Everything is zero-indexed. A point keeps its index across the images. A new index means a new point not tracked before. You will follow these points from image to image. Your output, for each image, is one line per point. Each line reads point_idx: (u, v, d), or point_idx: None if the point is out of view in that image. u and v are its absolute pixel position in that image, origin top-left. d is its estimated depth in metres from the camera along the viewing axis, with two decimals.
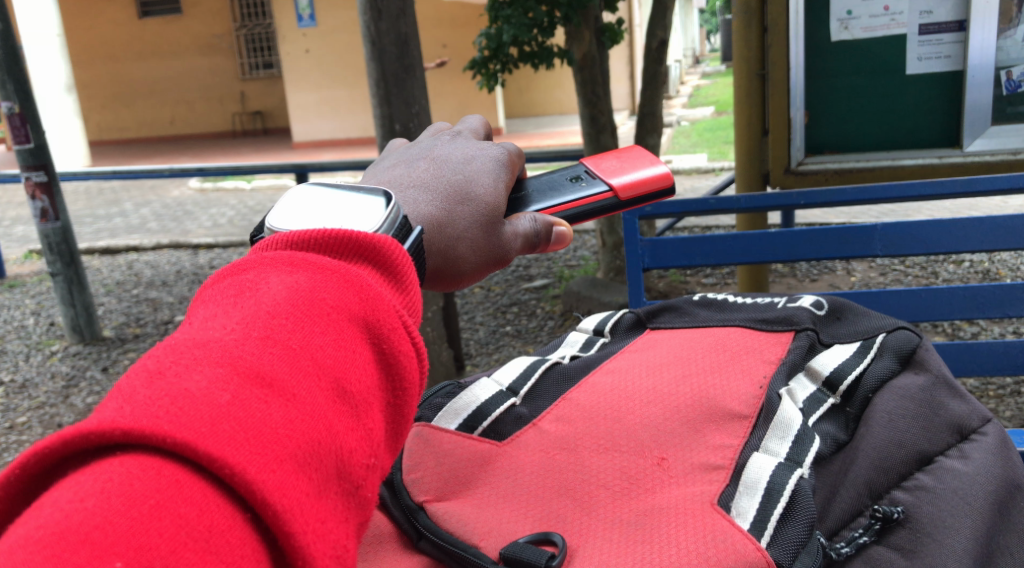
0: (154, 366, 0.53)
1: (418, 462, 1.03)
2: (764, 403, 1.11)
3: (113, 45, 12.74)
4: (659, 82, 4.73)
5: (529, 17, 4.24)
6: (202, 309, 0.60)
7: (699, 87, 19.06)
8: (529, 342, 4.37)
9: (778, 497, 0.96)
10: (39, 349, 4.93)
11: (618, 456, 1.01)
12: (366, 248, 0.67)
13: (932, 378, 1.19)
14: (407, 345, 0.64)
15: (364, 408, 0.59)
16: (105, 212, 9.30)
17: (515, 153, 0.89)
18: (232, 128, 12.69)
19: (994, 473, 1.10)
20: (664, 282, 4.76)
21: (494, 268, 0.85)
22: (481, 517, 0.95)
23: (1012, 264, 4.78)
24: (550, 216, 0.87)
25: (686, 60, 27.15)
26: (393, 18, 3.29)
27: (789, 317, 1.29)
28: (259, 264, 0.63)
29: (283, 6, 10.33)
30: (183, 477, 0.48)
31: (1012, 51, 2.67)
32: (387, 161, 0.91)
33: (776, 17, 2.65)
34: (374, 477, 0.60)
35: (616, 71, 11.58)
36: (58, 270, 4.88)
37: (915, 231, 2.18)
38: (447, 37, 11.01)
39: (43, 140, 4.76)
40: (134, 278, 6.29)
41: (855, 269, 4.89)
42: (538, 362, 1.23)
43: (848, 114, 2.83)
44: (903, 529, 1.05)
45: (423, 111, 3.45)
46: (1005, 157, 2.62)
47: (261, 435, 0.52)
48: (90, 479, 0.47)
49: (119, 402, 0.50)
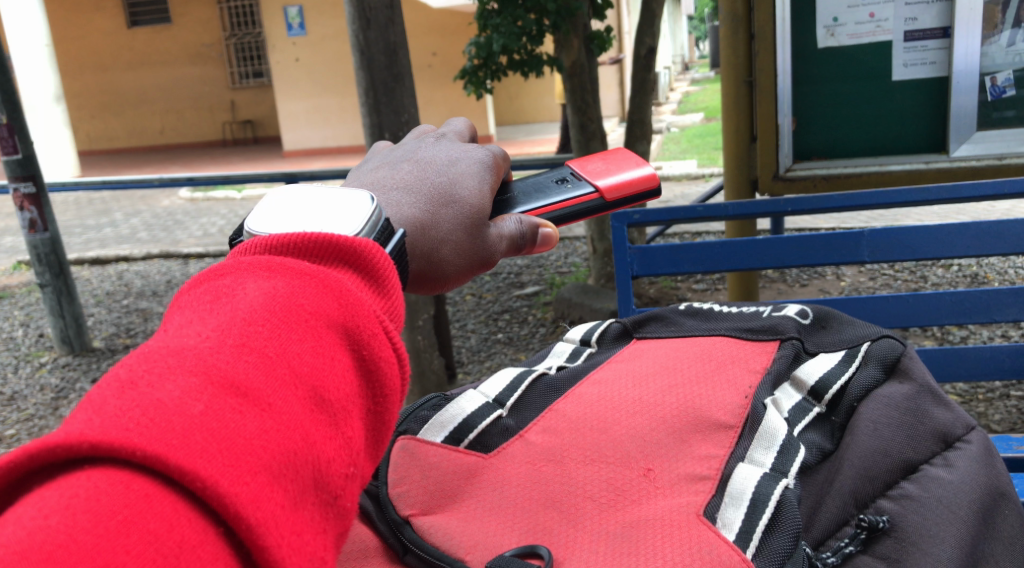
0: (125, 376, 0.53)
1: (403, 475, 1.02)
2: (749, 413, 1.12)
3: (102, 55, 12.72)
4: (647, 89, 4.74)
5: (518, 25, 4.25)
6: (177, 316, 0.59)
7: (689, 93, 19.10)
8: (520, 349, 4.37)
9: (762, 508, 0.96)
10: (28, 361, 4.91)
11: (605, 467, 1.01)
12: (347, 251, 0.66)
13: (917, 388, 1.19)
14: (388, 352, 0.64)
15: (342, 415, 0.59)
16: (95, 222, 9.27)
17: (501, 156, 0.89)
18: (223, 137, 12.68)
19: (977, 482, 1.12)
20: (656, 288, 4.76)
21: (480, 271, 0.85)
22: (466, 530, 0.95)
23: (1001, 268, 4.80)
24: (535, 217, 0.87)
25: (675, 67, 27.33)
26: (382, 27, 3.30)
27: (774, 326, 1.30)
28: (237, 269, 0.63)
29: (271, 14, 10.34)
30: (153, 492, 0.48)
31: (996, 57, 2.69)
32: (371, 163, 0.91)
33: (763, 23, 2.65)
34: (354, 485, 0.60)
35: (605, 79, 11.67)
36: (47, 280, 4.86)
37: (902, 237, 2.20)
38: (436, 46, 11.08)
39: (31, 151, 4.74)
40: (124, 289, 6.27)
41: (845, 274, 4.91)
42: (524, 373, 1.22)
43: (836, 120, 2.84)
44: (888, 538, 1.05)
45: (412, 119, 3.44)
46: (990, 162, 2.64)
47: (235, 445, 0.52)
48: (56, 495, 0.46)
49: (88, 414, 0.50)
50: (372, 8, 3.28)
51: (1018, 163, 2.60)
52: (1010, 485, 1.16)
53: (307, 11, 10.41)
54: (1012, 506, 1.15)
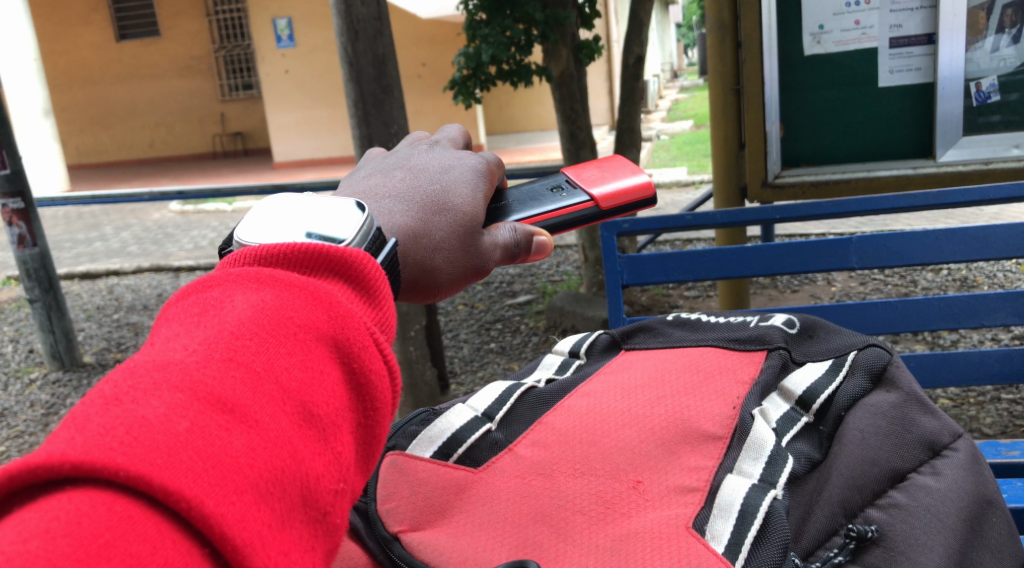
0: (110, 393, 0.52)
1: (392, 491, 1.01)
2: (737, 424, 1.12)
3: (90, 68, 12.72)
4: (636, 97, 4.73)
5: (506, 35, 4.26)
6: (164, 329, 0.59)
7: (676, 101, 19.55)
8: (513, 359, 4.37)
9: (752, 518, 0.96)
10: (18, 377, 4.88)
11: (594, 480, 1.01)
12: (338, 262, 0.67)
13: (903, 396, 1.19)
14: (379, 365, 0.64)
15: (331, 430, 0.59)
16: (84, 236, 9.26)
17: (493, 163, 0.89)
18: (213, 149, 12.70)
19: (965, 489, 1.13)
20: (647, 295, 4.79)
21: (475, 279, 0.85)
22: (457, 545, 0.93)
23: (989, 271, 4.85)
24: (530, 226, 0.87)
25: (663, 74, 27.58)
26: (370, 39, 3.31)
27: (761, 336, 1.31)
28: (225, 281, 0.63)
29: (260, 27, 10.37)
30: (136, 513, 0.47)
31: (981, 63, 2.72)
32: (363, 170, 0.91)
33: (749, 32, 2.67)
34: (343, 501, 0.60)
35: (594, 87, 11.86)
36: (36, 296, 4.84)
37: (889, 243, 2.21)
38: (426, 56, 11.15)
39: (20, 166, 4.73)
40: (115, 302, 6.26)
41: (836, 279, 4.96)
42: (514, 387, 1.22)
43: (823, 126, 2.85)
44: (877, 548, 1.05)
45: (402, 131, 3.44)
46: (977, 166, 2.63)
47: (222, 464, 0.52)
48: (36, 518, 0.46)
49: (72, 432, 0.49)
50: (360, 20, 3.28)
51: (1006, 167, 2.60)
52: (998, 493, 1.17)
53: (296, 23, 10.44)
54: (999, 513, 1.16)
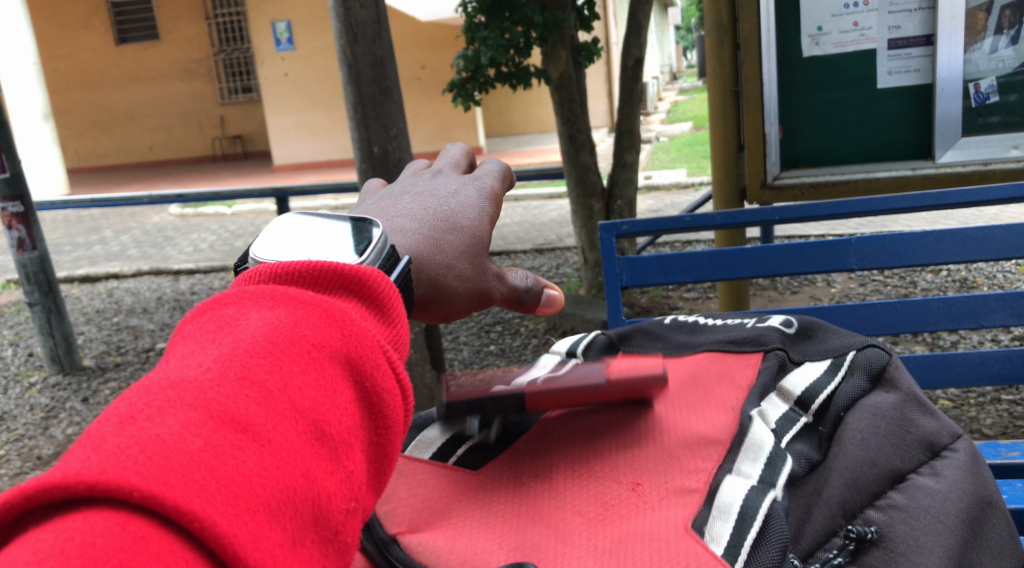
0: (126, 411, 0.53)
1: (390, 495, 1.03)
2: (736, 425, 1.12)
3: (89, 71, 12.73)
4: (635, 99, 4.72)
5: (506, 38, 4.26)
6: (180, 346, 0.59)
7: (676, 103, 19.58)
8: (513, 361, 4.38)
9: (751, 522, 0.96)
10: (18, 380, 4.88)
11: (597, 485, 1.01)
12: (353, 280, 0.66)
13: (903, 397, 1.18)
14: (392, 383, 0.64)
15: (343, 449, 0.59)
16: (85, 240, 9.25)
17: (497, 186, 0.90)
18: (212, 152, 12.70)
19: (965, 490, 1.13)
20: (647, 296, 4.79)
21: (483, 305, 0.84)
22: (456, 547, 0.93)
23: (989, 272, 4.85)
24: (541, 279, 0.89)
25: (663, 77, 27.56)
26: (369, 41, 3.30)
27: (758, 337, 1.30)
28: (240, 298, 0.63)
29: (260, 31, 10.39)
30: (150, 533, 0.47)
31: (980, 64, 2.72)
32: (369, 200, 0.90)
33: (748, 34, 2.68)
34: (355, 520, 0.59)
35: (593, 89, 11.84)
36: (35, 299, 4.84)
37: (888, 243, 2.20)
38: (424, 59, 11.17)
39: (19, 170, 4.75)
40: (115, 306, 6.25)
41: (835, 281, 4.96)
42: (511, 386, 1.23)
43: (823, 126, 2.85)
44: (876, 549, 1.06)
45: (401, 134, 3.43)
46: (976, 167, 2.63)
47: (234, 483, 0.52)
48: (51, 537, 0.45)
49: (87, 452, 0.49)
50: (360, 23, 3.28)
51: (1004, 168, 2.60)
52: (998, 494, 1.17)
53: (296, 27, 10.44)
54: (999, 515, 1.16)
